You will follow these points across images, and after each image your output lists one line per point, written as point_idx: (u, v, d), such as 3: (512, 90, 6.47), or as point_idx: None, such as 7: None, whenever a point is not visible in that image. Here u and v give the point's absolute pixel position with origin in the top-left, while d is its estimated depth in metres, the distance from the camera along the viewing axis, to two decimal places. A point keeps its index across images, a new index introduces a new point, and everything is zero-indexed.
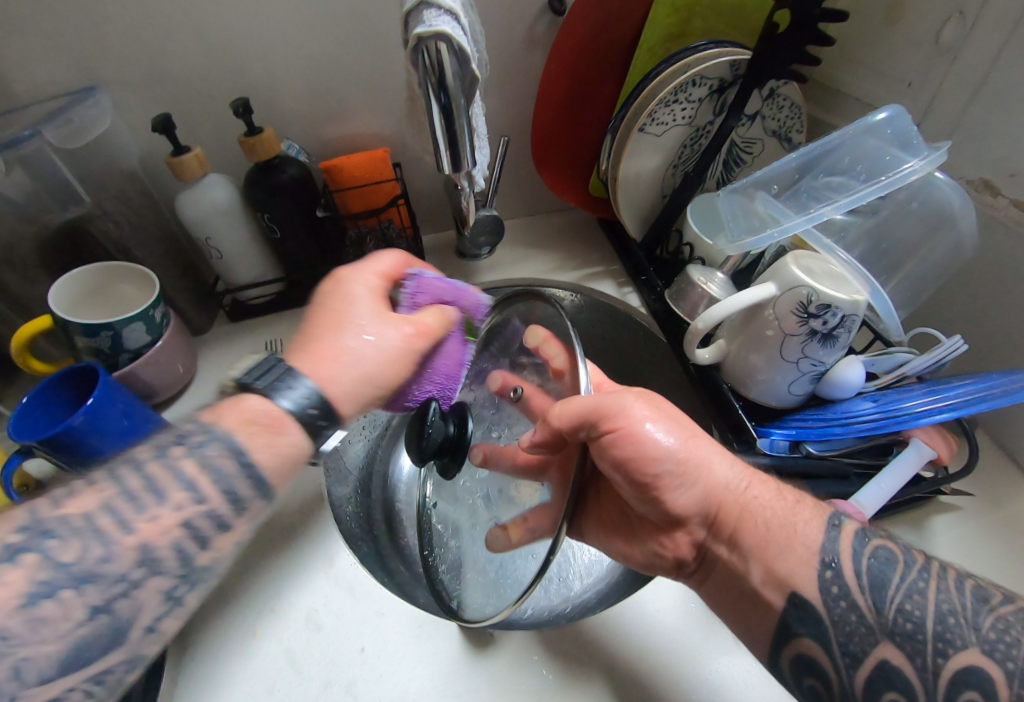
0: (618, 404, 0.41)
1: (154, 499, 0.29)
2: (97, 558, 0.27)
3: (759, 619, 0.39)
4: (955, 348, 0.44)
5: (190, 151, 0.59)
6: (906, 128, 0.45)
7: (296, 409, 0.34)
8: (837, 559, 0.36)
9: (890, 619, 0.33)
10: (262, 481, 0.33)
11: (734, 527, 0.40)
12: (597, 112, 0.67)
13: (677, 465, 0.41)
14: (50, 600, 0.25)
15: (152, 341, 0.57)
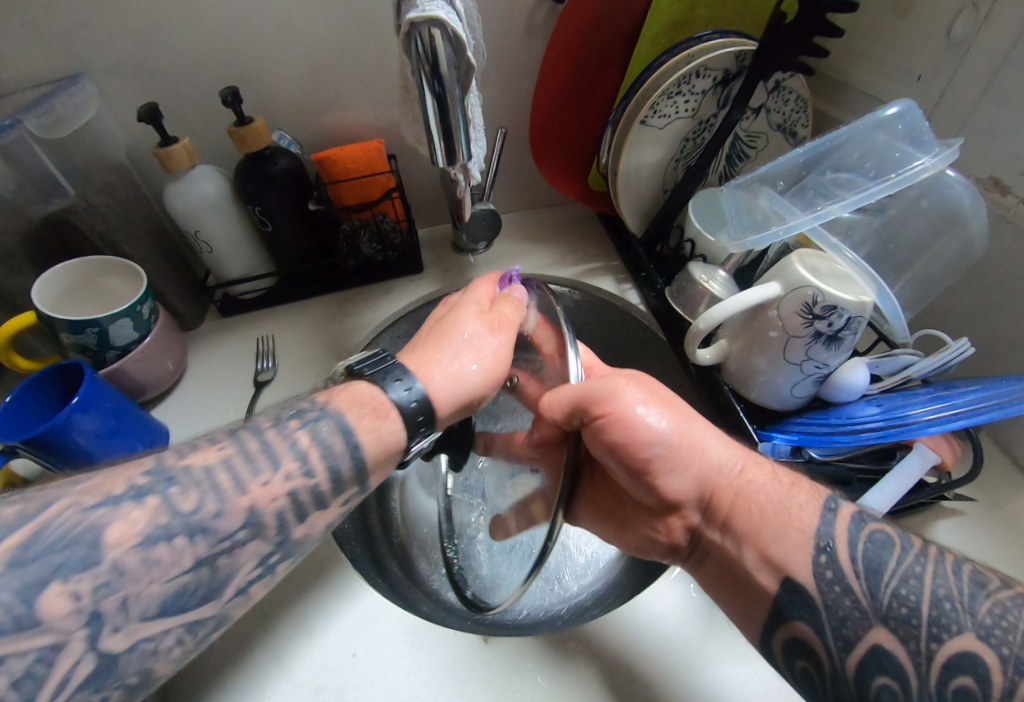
0: (610, 390, 0.42)
1: (268, 465, 0.30)
2: (211, 511, 0.27)
3: (752, 604, 0.38)
4: (962, 353, 0.43)
5: (177, 141, 0.57)
6: (918, 124, 0.44)
7: (397, 398, 0.35)
8: (831, 542, 0.35)
9: (885, 604, 0.32)
10: (364, 467, 0.32)
11: (727, 510, 0.41)
12: (598, 103, 0.65)
13: (669, 448, 0.42)
14: (164, 544, 0.26)
15: (140, 338, 0.56)
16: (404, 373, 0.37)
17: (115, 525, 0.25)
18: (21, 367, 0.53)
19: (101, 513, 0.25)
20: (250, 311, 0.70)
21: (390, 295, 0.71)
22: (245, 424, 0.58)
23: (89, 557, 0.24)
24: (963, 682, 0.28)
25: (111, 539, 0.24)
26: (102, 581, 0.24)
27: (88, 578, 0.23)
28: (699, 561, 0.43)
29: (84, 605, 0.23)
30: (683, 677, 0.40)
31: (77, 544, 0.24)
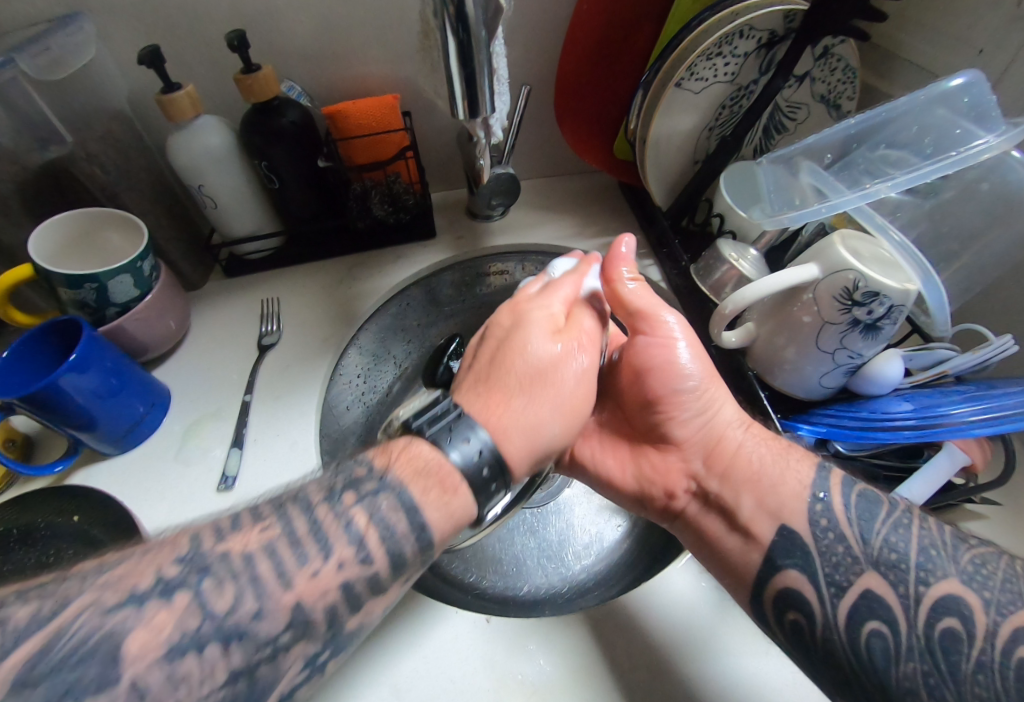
0: (657, 309, 0.46)
1: (317, 554, 0.30)
2: (249, 612, 0.27)
3: (745, 557, 0.40)
4: (1004, 350, 0.40)
5: (180, 88, 0.54)
6: (984, 98, 0.39)
7: (464, 463, 0.33)
8: (826, 493, 0.39)
9: (875, 550, 0.36)
10: (428, 544, 0.32)
11: (730, 459, 0.43)
12: (629, 64, 0.61)
13: (697, 387, 0.45)
14: (193, 658, 0.25)
15: (141, 295, 0.54)
16: (468, 423, 0.35)
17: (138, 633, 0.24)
18: (19, 321, 0.51)
19: (123, 617, 0.25)
20: (255, 271, 0.68)
21: (400, 259, 0.68)
22: (247, 387, 0.56)
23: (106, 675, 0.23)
24: (950, 625, 0.32)
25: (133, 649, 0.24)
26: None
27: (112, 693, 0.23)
28: (692, 511, 0.44)
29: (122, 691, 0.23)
30: (695, 666, 0.38)
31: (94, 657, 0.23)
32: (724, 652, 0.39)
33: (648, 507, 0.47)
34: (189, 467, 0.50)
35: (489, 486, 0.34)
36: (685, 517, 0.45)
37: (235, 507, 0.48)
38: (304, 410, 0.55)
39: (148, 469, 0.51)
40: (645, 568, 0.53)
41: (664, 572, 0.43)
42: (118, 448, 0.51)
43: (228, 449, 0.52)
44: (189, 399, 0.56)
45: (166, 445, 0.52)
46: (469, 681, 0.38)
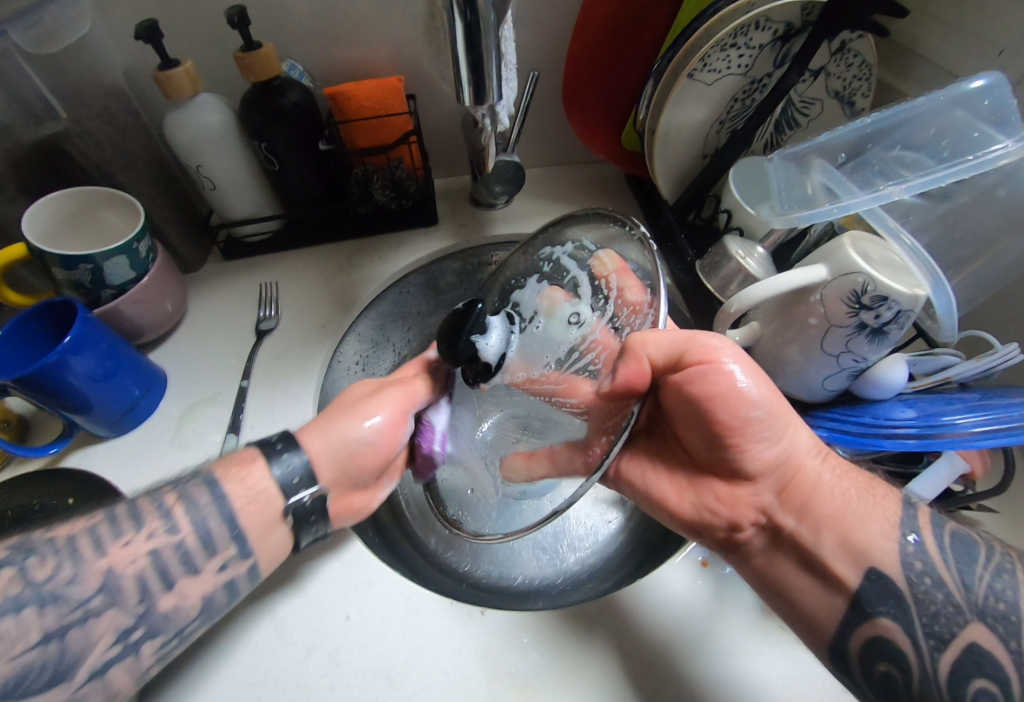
0: (710, 343, 0.39)
1: (131, 527, 0.32)
2: (68, 577, 0.29)
3: (827, 599, 0.37)
4: (1010, 357, 0.40)
5: (179, 64, 0.52)
6: (1005, 101, 0.38)
7: (282, 479, 0.36)
8: (919, 535, 0.36)
9: (981, 599, 0.33)
10: (234, 521, 0.35)
11: (809, 495, 0.39)
12: (640, 52, 0.59)
13: (772, 417, 0.39)
14: (13, 616, 0.27)
15: (138, 277, 0.53)
16: (293, 443, 0.38)
17: None
18: (13, 302, 0.50)
19: None
20: (255, 254, 0.67)
21: (401, 246, 0.67)
22: (245, 372, 0.56)
23: None
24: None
25: None
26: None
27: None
28: (763, 547, 0.40)
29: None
30: (687, 662, 0.38)
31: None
32: (719, 651, 0.39)
33: (704, 539, 0.43)
34: (185, 452, 0.50)
35: (309, 517, 0.37)
36: (748, 551, 0.41)
37: None
38: (302, 396, 0.54)
39: (144, 453, 0.50)
40: (640, 563, 0.53)
41: (660, 570, 0.43)
42: (111, 431, 0.50)
43: (225, 434, 0.51)
44: (187, 382, 0.56)
45: (162, 429, 0.52)
46: (462, 673, 0.38)
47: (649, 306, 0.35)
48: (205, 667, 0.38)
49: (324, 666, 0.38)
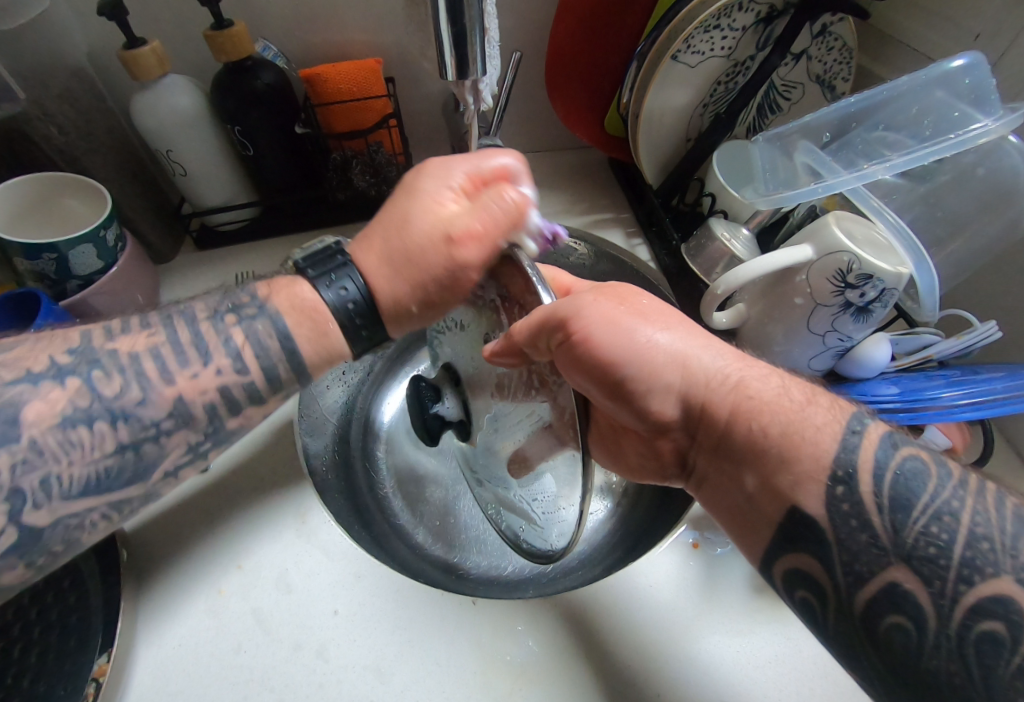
0: (572, 304, 0.33)
1: (198, 359, 0.32)
2: (136, 397, 0.30)
3: (755, 531, 0.31)
4: (988, 335, 0.41)
5: (145, 43, 0.50)
6: (985, 80, 0.39)
7: (336, 302, 0.36)
8: (853, 471, 0.27)
9: (909, 542, 0.25)
10: (302, 369, 0.36)
11: (722, 432, 0.32)
12: (624, 35, 0.59)
13: (651, 365, 0.34)
14: (85, 427, 0.28)
15: (105, 268, 0.51)
16: (347, 270, 0.37)
17: (35, 404, 0.27)
18: None
19: (19, 391, 0.27)
20: (230, 244, 0.65)
21: None
22: None
23: (8, 433, 0.26)
24: (991, 628, 0.22)
25: (30, 415, 0.27)
26: (20, 458, 0.26)
27: (5, 453, 0.25)
28: (705, 491, 0.36)
29: (4, 482, 0.25)
30: (681, 646, 0.38)
31: None
32: (710, 631, 0.39)
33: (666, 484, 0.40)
34: None
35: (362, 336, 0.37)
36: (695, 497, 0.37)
37: (211, 490, 0.45)
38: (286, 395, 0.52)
39: None
40: (629, 549, 0.53)
41: (650, 554, 0.43)
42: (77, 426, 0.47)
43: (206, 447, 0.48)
44: None
45: None
46: (457, 663, 0.37)
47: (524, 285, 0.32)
48: (190, 671, 0.36)
49: (312, 663, 0.37)
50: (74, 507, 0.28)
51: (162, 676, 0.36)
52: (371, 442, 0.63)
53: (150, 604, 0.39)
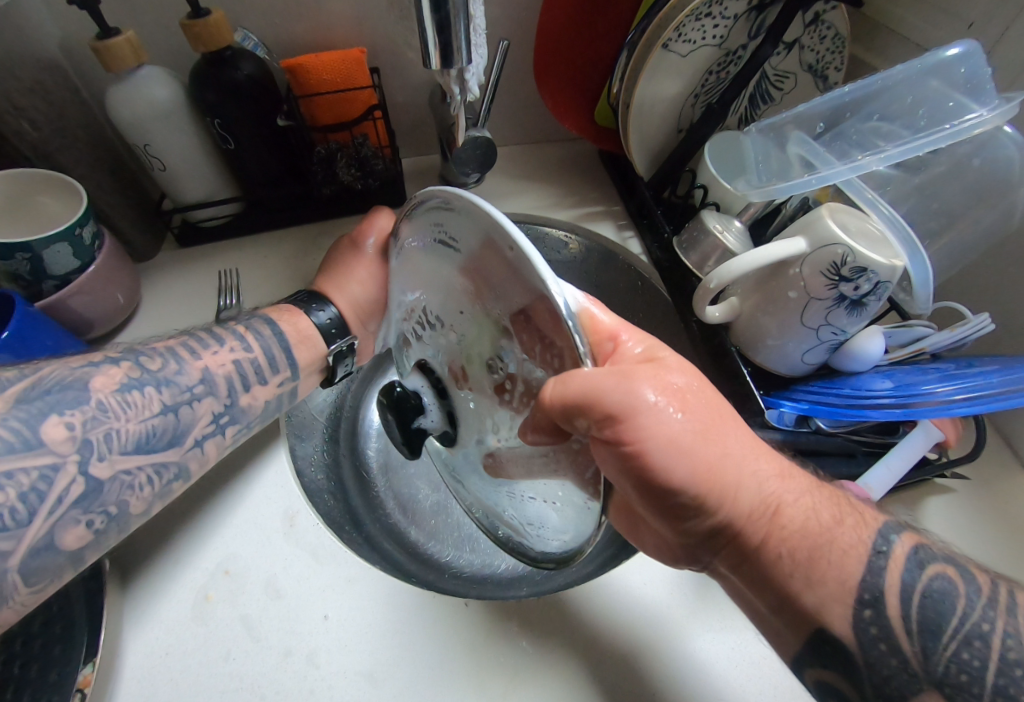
0: (629, 404, 0.29)
1: (216, 342, 0.40)
2: (172, 371, 0.36)
3: (774, 633, 0.31)
4: (981, 328, 0.41)
5: (119, 32, 0.48)
6: (980, 70, 0.38)
7: (320, 324, 0.47)
8: (879, 595, 0.28)
9: (940, 669, 0.26)
10: (289, 350, 0.44)
11: (749, 553, 0.30)
12: (614, 23, 0.58)
13: (701, 474, 0.29)
14: (138, 391, 0.34)
15: (82, 267, 0.49)
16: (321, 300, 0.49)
17: (100, 375, 0.33)
18: None
19: (87, 367, 0.33)
20: (213, 240, 0.63)
21: None
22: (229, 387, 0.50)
23: (80, 396, 0.32)
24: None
25: (97, 383, 0.32)
26: (89, 415, 0.31)
27: (78, 412, 0.31)
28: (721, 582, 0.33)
29: (77, 433, 0.30)
30: (675, 643, 0.38)
31: (71, 386, 0.32)
32: (703, 626, 0.39)
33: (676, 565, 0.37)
34: None
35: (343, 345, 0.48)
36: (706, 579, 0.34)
37: (196, 493, 0.44)
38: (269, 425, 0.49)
39: None
40: (622, 545, 0.53)
41: (644, 552, 0.43)
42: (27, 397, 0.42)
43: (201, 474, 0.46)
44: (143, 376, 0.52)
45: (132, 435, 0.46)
46: (448, 663, 0.37)
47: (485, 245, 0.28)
48: (177, 680, 0.36)
49: (301, 668, 0.36)
50: (126, 463, 0.32)
51: (149, 683, 0.35)
52: (361, 441, 0.62)
53: (136, 612, 0.38)
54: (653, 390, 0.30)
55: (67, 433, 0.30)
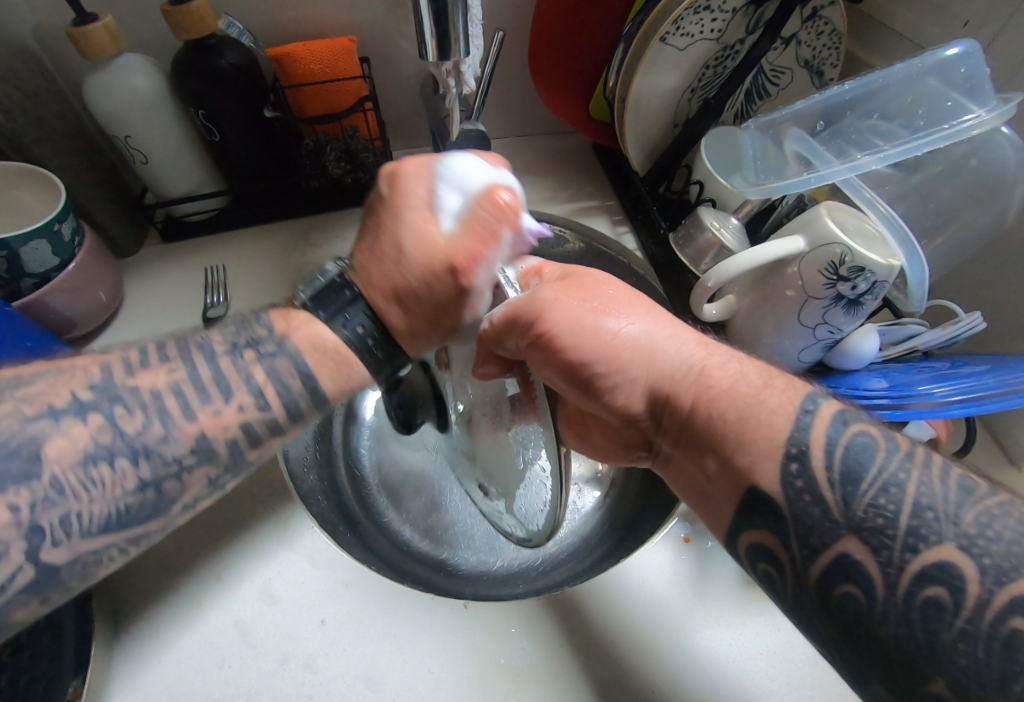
0: (546, 301, 0.34)
1: (221, 395, 0.31)
2: (158, 436, 0.28)
3: (715, 510, 0.29)
4: (972, 326, 0.42)
5: (97, 19, 0.46)
6: (978, 69, 0.38)
7: (352, 336, 0.35)
8: (806, 448, 0.25)
9: (858, 514, 0.23)
10: (317, 392, 0.34)
11: (684, 419, 0.30)
12: (609, 16, 0.57)
13: (613, 352, 0.33)
14: (107, 464, 0.26)
15: (62, 264, 0.47)
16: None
17: (55, 440, 0.25)
18: None
19: (41, 426, 0.25)
20: (197, 235, 0.61)
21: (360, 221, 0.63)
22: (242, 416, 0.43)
23: (28, 472, 0.24)
24: (934, 594, 0.20)
25: (51, 452, 0.25)
26: (40, 496, 0.24)
27: (29, 480, 0.24)
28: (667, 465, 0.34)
29: (23, 520, 0.23)
30: (672, 644, 0.38)
31: (15, 455, 0.24)
32: (700, 626, 0.39)
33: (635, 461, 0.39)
34: None
35: (381, 364, 0.37)
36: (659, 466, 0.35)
37: None
38: None
39: None
40: (619, 542, 0.53)
41: (642, 550, 0.43)
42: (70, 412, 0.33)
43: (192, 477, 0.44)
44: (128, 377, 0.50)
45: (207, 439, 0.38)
46: (448, 670, 0.37)
47: (496, 287, 0.38)
48: (170, 689, 0.35)
49: (299, 675, 0.36)
50: (91, 547, 0.26)
51: (142, 693, 0.35)
52: (354, 441, 0.61)
53: (128, 619, 0.37)
54: (554, 290, 0.35)
55: (10, 519, 0.23)
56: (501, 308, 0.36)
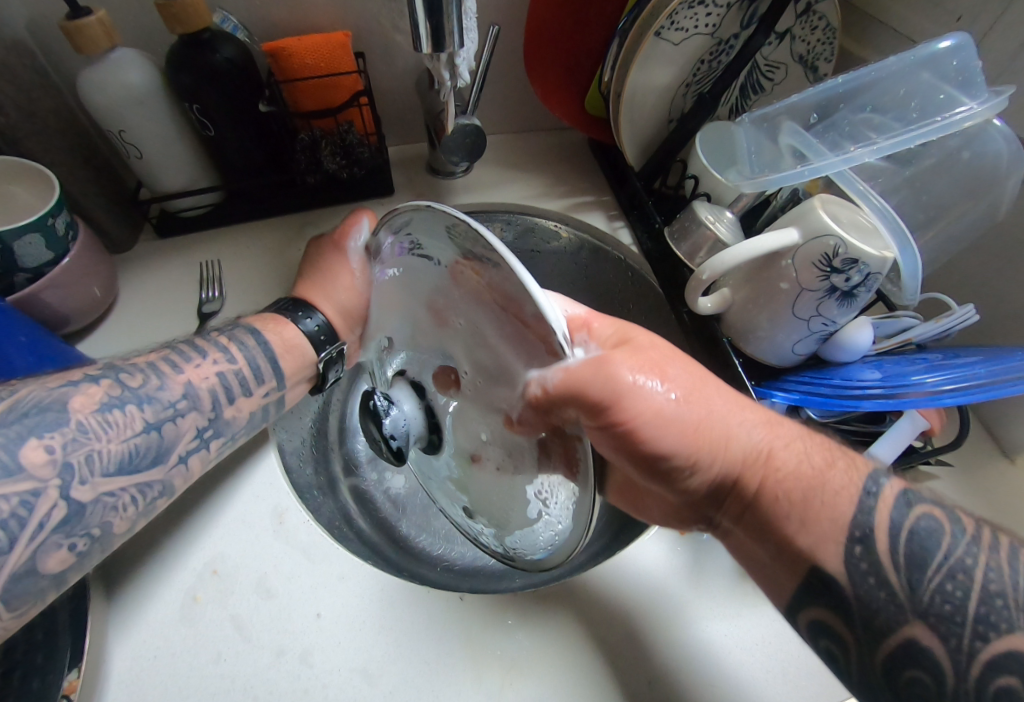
0: (622, 384, 0.31)
1: (200, 355, 0.39)
2: (155, 386, 0.35)
3: (777, 581, 0.31)
4: (965, 318, 0.41)
5: (90, 13, 0.45)
6: (971, 63, 0.38)
7: (309, 330, 0.47)
8: (869, 532, 0.28)
9: (925, 599, 0.26)
10: (275, 360, 0.44)
11: (750, 502, 0.32)
12: (604, 11, 0.57)
13: (688, 432, 0.32)
14: (119, 410, 0.33)
15: (57, 259, 0.47)
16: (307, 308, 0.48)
17: (78, 395, 0.32)
18: None
19: (65, 388, 0.32)
20: (192, 231, 0.61)
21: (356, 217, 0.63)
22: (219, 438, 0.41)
23: (59, 418, 0.30)
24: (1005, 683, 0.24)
25: (76, 403, 0.31)
26: (70, 437, 0.30)
27: (59, 434, 0.30)
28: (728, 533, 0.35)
29: (57, 457, 0.29)
30: (668, 634, 0.38)
31: (49, 407, 0.30)
32: (695, 617, 0.39)
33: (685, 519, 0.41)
34: None
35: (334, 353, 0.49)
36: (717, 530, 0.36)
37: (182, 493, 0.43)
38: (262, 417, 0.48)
39: None
40: (614, 535, 0.54)
41: (637, 542, 0.43)
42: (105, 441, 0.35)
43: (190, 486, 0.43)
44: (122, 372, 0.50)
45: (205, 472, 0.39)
46: (444, 661, 0.37)
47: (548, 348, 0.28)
48: (165, 682, 0.35)
49: (295, 667, 0.36)
50: (108, 485, 0.31)
51: (138, 687, 0.35)
52: (350, 437, 0.61)
53: (121, 613, 0.37)
54: (623, 364, 0.31)
55: (47, 456, 0.29)
56: (560, 371, 0.29)
